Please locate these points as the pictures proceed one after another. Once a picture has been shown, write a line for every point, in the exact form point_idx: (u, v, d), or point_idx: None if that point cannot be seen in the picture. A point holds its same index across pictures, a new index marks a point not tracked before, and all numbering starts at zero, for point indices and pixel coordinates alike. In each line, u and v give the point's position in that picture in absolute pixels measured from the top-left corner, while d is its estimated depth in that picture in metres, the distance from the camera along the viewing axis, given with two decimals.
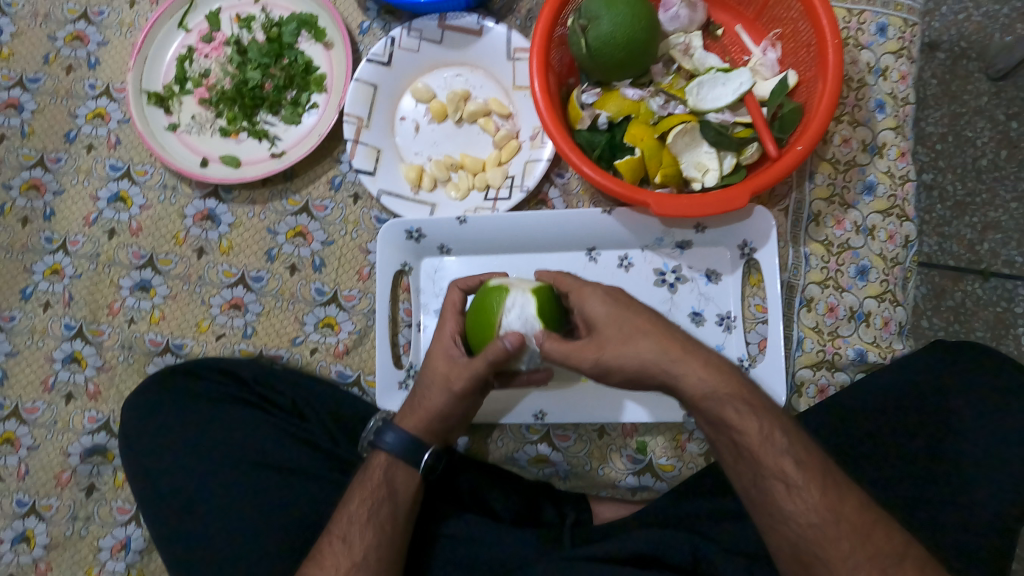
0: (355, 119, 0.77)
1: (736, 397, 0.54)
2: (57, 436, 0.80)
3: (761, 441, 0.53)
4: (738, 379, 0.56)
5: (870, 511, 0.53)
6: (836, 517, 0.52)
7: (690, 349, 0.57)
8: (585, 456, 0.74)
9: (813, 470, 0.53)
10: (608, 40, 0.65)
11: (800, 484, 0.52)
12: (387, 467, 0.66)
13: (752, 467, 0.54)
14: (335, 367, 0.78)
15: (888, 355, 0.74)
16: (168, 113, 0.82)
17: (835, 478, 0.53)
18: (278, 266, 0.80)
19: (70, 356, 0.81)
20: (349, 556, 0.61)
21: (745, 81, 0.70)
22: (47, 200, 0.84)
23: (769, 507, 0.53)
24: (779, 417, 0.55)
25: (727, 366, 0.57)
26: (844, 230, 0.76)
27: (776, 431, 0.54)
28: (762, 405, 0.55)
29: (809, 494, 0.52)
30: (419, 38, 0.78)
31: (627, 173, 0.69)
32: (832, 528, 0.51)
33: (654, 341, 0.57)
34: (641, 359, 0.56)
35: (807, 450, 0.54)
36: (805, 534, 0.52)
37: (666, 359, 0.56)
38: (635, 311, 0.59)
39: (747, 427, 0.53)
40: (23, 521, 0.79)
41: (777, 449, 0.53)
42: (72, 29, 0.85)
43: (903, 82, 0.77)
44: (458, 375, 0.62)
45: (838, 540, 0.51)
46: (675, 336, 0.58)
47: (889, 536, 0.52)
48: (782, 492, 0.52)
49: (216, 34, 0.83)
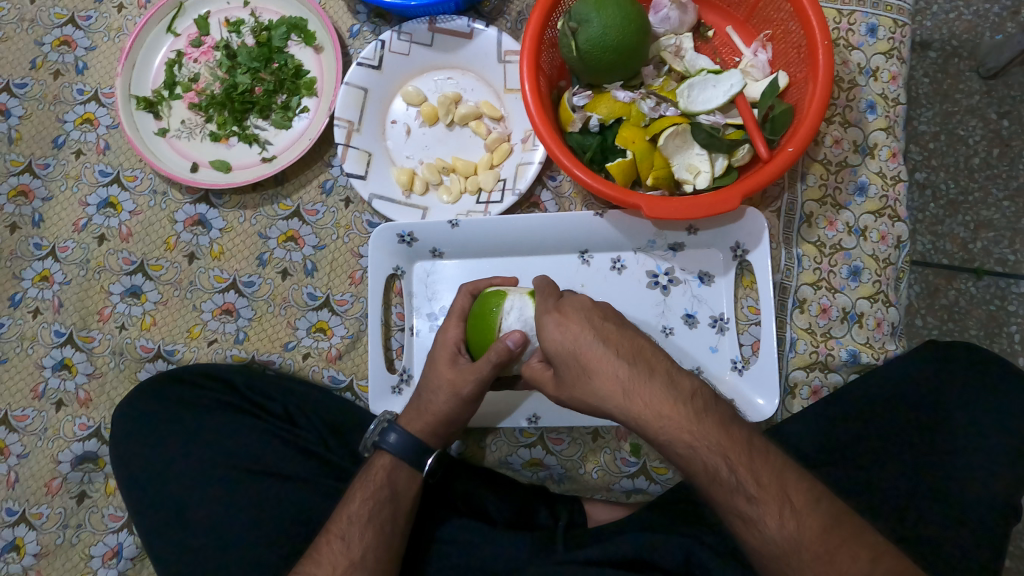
0: (345, 123, 0.76)
1: (673, 436, 0.50)
2: (47, 444, 0.79)
3: (710, 479, 0.51)
4: (684, 414, 0.50)
5: (835, 533, 0.49)
6: (797, 548, 0.49)
7: (632, 385, 0.51)
8: (579, 459, 0.73)
9: (768, 500, 0.50)
10: (599, 43, 0.65)
11: (755, 516, 0.50)
12: (390, 469, 0.65)
13: (712, 499, 0.52)
14: (327, 371, 0.77)
15: (882, 356, 0.74)
16: (158, 118, 0.82)
17: (796, 504, 0.50)
18: (270, 270, 0.79)
19: (60, 363, 0.80)
20: (347, 555, 0.60)
21: (735, 84, 0.70)
22: (36, 207, 0.83)
23: (738, 536, 0.52)
24: (730, 449, 0.50)
25: (671, 391, 0.51)
26: (836, 231, 0.76)
27: (724, 468, 0.50)
28: (709, 439, 0.50)
29: (766, 526, 0.50)
30: (409, 41, 0.78)
31: (618, 175, 0.69)
32: (793, 560, 0.49)
33: (595, 378, 0.52)
34: (594, 399, 0.52)
35: (762, 479, 0.50)
36: (767, 564, 0.50)
37: (609, 401, 0.52)
38: (583, 340, 0.53)
39: (692, 465, 0.51)
40: (13, 530, 0.78)
41: (726, 487, 0.50)
42: (59, 34, 0.85)
43: (893, 82, 0.77)
44: (465, 381, 0.62)
45: (801, 571, 0.49)
46: (617, 370, 0.52)
47: (855, 557, 0.49)
48: (739, 525, 0.51)
49: (205, 39, 0.83)
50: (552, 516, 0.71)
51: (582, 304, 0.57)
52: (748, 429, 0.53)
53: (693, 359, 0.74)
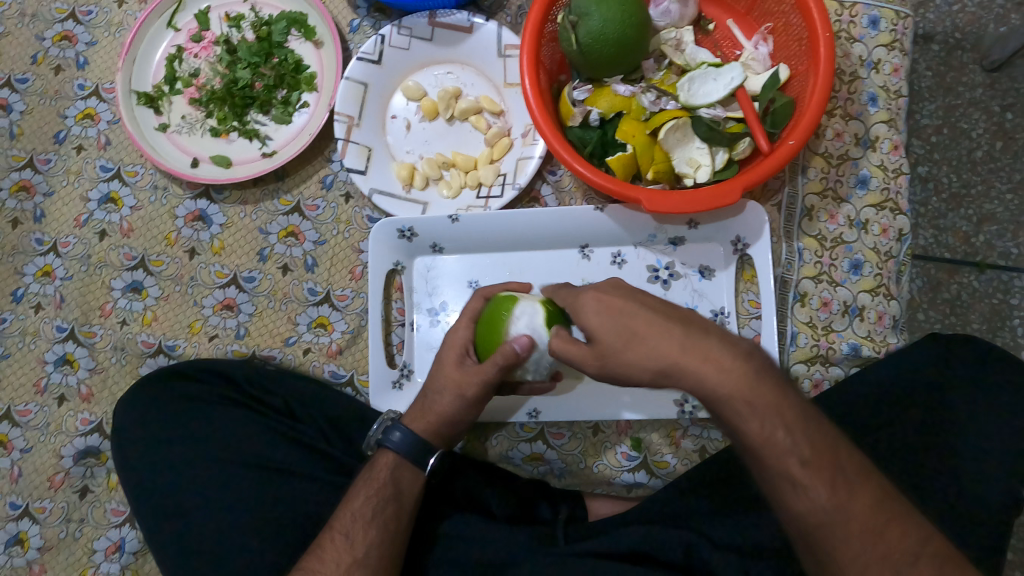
0: (346, 118, 0.76)
1: (735, 398, 0.49)
2: (50, 438, 0.80)
3: (764, 442, 0.49)
4: (744, 371, 0.49)
5: (886, 506, 0.49)
6: (845, 516, 0.48)
7: (689, 344, 0.51)
8: (580, 453, 0.74)
9: (821, 467, 0.49)
10: (599, 37, 0.65)
11: (806, 483, 0.49)
12: (393, 467, 0.65)
13: (758, 465, 0.51)
14: (328, 366, 0.78)
15: (882, 350, 0.74)
16: (158, 113, 0.82)
17: (848, 472, 0.49)
18: (271, 265, 0.79)
19: (62, 358, 0.80)
20: (350, 552, 0.60)
21: (736, 77, 0.69)
22: (37, 202, 0.83)
23: (779, 504, 0.51)
24: (786, 410, 0.49)
25: (736, 355, 0.50)
26: (837, 224, 0.76)
27: (780, 430, 0.49)
28: (768, 398, 0.49)
29: (817, 493, 0.49)
30: (409, 35, 0.78)
31: (619, 169, 0.69)
32: (841, 527, 0.48)
33: (652, 343, 0.52)
34: (647, 363, 0.52)
35: (816, 441, 0.50)
36: (814, 534, 0.49)
37: (666, 362, 0.51)
38: (628, 311, 0.54)
39: (747, 428, 0.49)
40: (16, 524, 0.79)
41: (780, 450, 0.49)
42: (60, 29, 0.85)
43: (895, 74, 0.77)
44: (470, 384, 0.62)
45: (848, 539, 0.48)
46: (670, 333, 0.52)
47: (903, 534, 0.49)
48: (791, 491, 0.49)
49: (206, 34, 0.83)
50: (552, 510, 0.71)
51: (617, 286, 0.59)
52: (800, 396, 0.52)
53: None
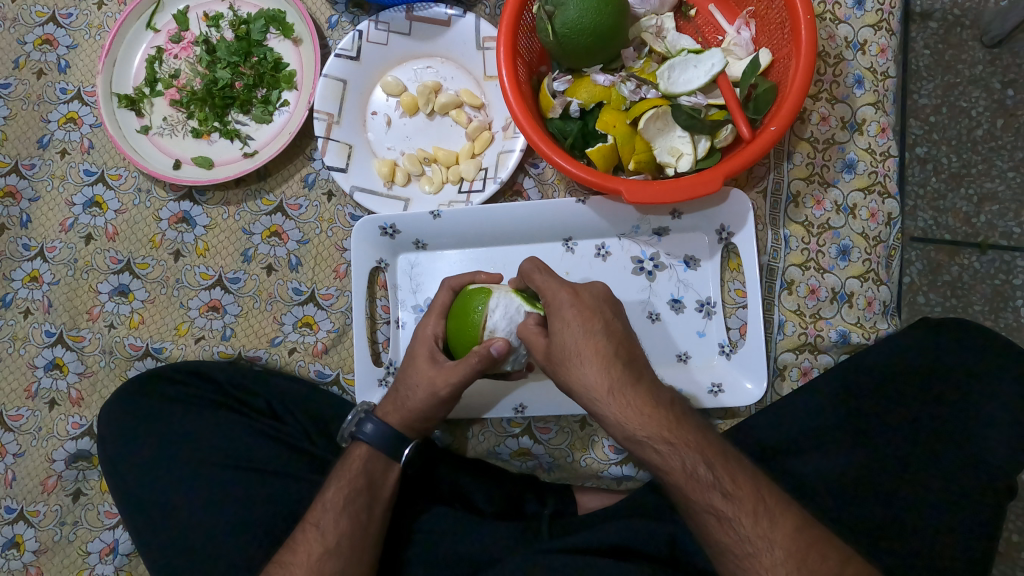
0: (325, 116, 0.76)
1: (657, 438, 0.52)
2: (42, 442, 0.80)
3: (687, 478, 0.52)
4: (664, 415, 0.53)
5: (806, 532, 0.51)
6: (769, 544, 0.50)
7: (619, 385, 0.53)
8: (567, 447, 0.73)
9: (744, 500, 0.51)
10: (575, 27, 0.64)
11: (731, 515, 0.51)
12: (366, 459, 0.65)
13: (682, 501, 0.53)
14: (313, 366, 0.78)
15: (872, 336, 0.73)
16: (140, 115, 0.81)
17: (769, 503, 0.52)
18: (254, 266, 0.79)
19: (51, 362, 0.81)
20: (321, 542, 0.60)
21: (717, 63, 0.68)
22: (23, 207, 0.83)
23: (706, 538, 0.53)
24: (708, 449, 0.53)
25: (659, 399, 0.53)
26: (824, 210, 0.75)
27: (702, 466, 0.52)
28: (687, 439, 0.52)
29: (741, 524, 0.51)
30: (387, 30, 0.77)
31: (599, 161, 0.68)
32: (766, 557, 0.50)
33: (592, 371, 0.53)
34: (580, 390, 0.54)
35: (736, 477, 0.52)
36: (742, 564, 0.51)
37: (593, 395, 0.53)
38: (587, 330, 0.54)
39: (669, 466, 0.52)
40: (12, 527, 0.79)
41: (703, 485, 0.52)
42: (40, 32, 0.85)
43: (882, 55, 0.76)
44: (445, 383, 0.62)
45: (775, 567, 0.50)
46: (610, 366, 0.53)
47: (825, 558, 0.50)
48: (716, 526, 0.52)
49: (185, 34, 0.82)
50: (540, 504, 0.71)
51: (600, 295, 0.58)
52: (720, 439, 0.55)
53: (682, 343, 0.74)
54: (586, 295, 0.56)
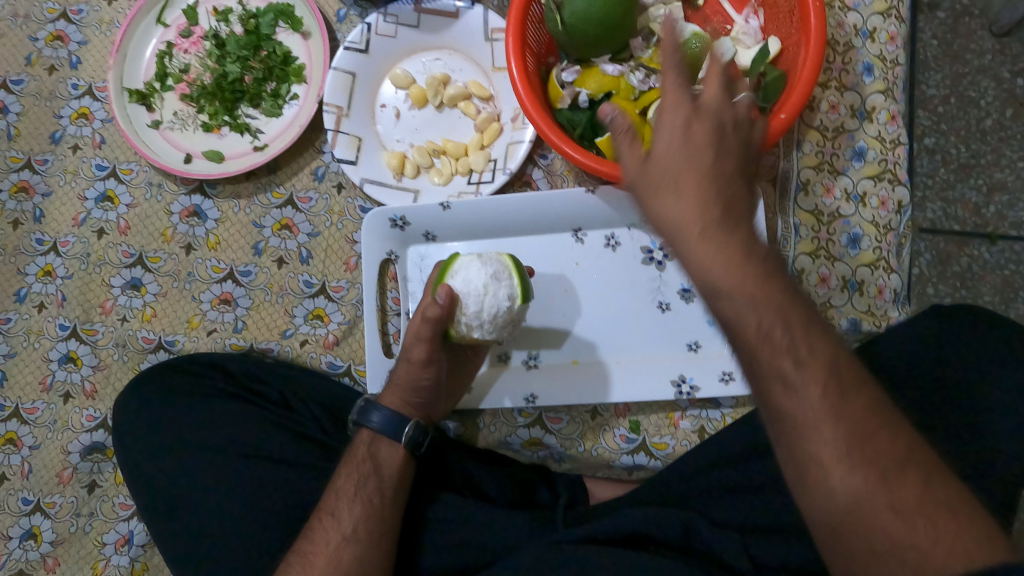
0: (334, 109, 0.76)
1: (742, 282, 0.44)
2: (57, 435, 0.81)
3: (760, 339, 0.44)
4: (755, 259, 0.45)
5: (879, 416, 0.42)
6: (835, 419, 0.42)
7: (709, 224, 0.46)
8: (579, 438, 0.74)
9: (817, 369, 0.42)
10: (584, 17, 0.64)
11: (799, 382, 0.42)
12: (370, 443, 0.66)
13: (748, 359, 0.45)
14: (325, 357, 0.78)
15: (883, 324, 0.73)
16: (151, 110, 0.82)
17: (846, 378, 0.43)
18: (266, 259, 0.80)
19: (66, 356, 0.81)
20: (339, 530, 0.61)
21: (726, 53, 0.68)
22: (36, 202, 0.84)
23: (768, 403, 0.44)
24: (791, 310, 0.44)
25: (750, 238, 0.46)
26: (834, 198, 0.75)
27: (779, 327, 0.43)
28: (775, 291, 0.44)
29: (808, 393, 0.42)
30: (395, 23, 0.77)
31: (609, 151, 0.68)
32: (827, 430, 0.42)
33: (679, 197, 0.47)
34: (665, 221, 0.48)
35: (817, 344, 0.43)
36: (796, 433, 0.43)
37: (675, 227, 0.47)
38: (689, 152, 0.48)
39: (745, 320, 0.44)
40: (29, 519, 0.80)
41: (776, 348, 0.43)
42: (52, 29, 0.85)
43: (892, 43, 0.75)
44: (412, 343, 0.65)
45: (834, 441, 0.41)
46: (702, 197, 0.47)
47: (893, 442, 0.42)
48: (781, 395, 0.43)
49: (195, 29, 0.83)
50: (553, 495, 0.71)
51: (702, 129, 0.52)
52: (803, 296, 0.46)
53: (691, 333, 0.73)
54: (703, 119, 0.49)
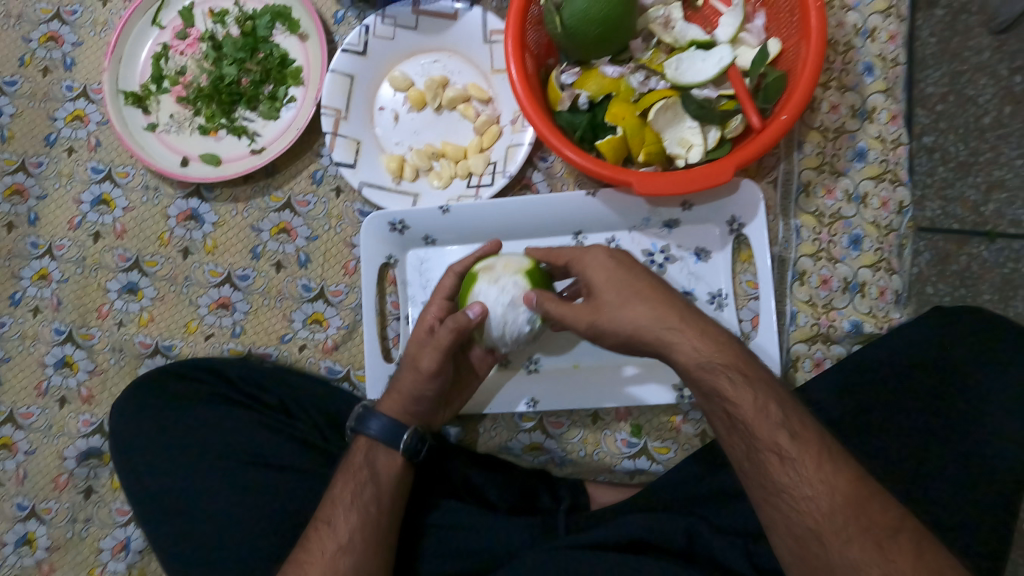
0: (333, 111, 0.76)
1: (731, 368, 0.54)
2: (52, 440, 0.80)
3: (758, 413, 0.52)
4: (733, 351, 0.55)
5: (866, 483, 0.51)
6: (830, 489, 0.50)
7: (688, 317, 0.56)
8: (579, 442, 0.74)
9: (809, 441, 0.52)
10: (584, 18, 0.63)
11: (795, 455, 0.51)
12: (368, 450, 0.65)
13: (746, 440, 0.53)
14: (324, 362, 0.78)
15: (885, 325, 0.73)
16: (147, 113, 0.81)
17: (833, 451, 0.52)
18: (263, 263, 0.79)
19: (62, 360, 0.81)
20: (334, 539, 0.60)
21: (726, 56, 0.68)
22: (31, 205, 0.83)
23: (763, 480, 0.52)
24: (776, 389, 0.54)
25: (725, 339, 0.56)
26: (835, 199, 0.74)
27: (773, 403, 0.52)
28: (759, 379, 0.54)
29: (804, 465, 0.51)
30: (393, 24, 0.77)
31: (609, 153, 0.68)
32: (825, 500, 0.50)
33: (650, 306, 0.57)
34: (636, 329, 0.57)
35: (803, 423, 0.53)
36: (798, 505, 0.51)
37: (661, 325, 0.56)
38: (638, 274, 0.59)
39: (740, 399, 0.53)
40: (24, 525, 0.80)
41: (772, 422, 0.52)
42: (46, 30, 0.84)
43: (892, 42, 0.75)
44: (423, 354, 0.65)
45: (832, 513, 0.50)
46: (674, 305, 0.57)
47: (885, 509, 0.50)
48: (778, 467, 0.51)
49: (191, 30, 0.82)
50: (553, 500, 0.71)
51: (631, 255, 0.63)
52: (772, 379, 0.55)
53: None
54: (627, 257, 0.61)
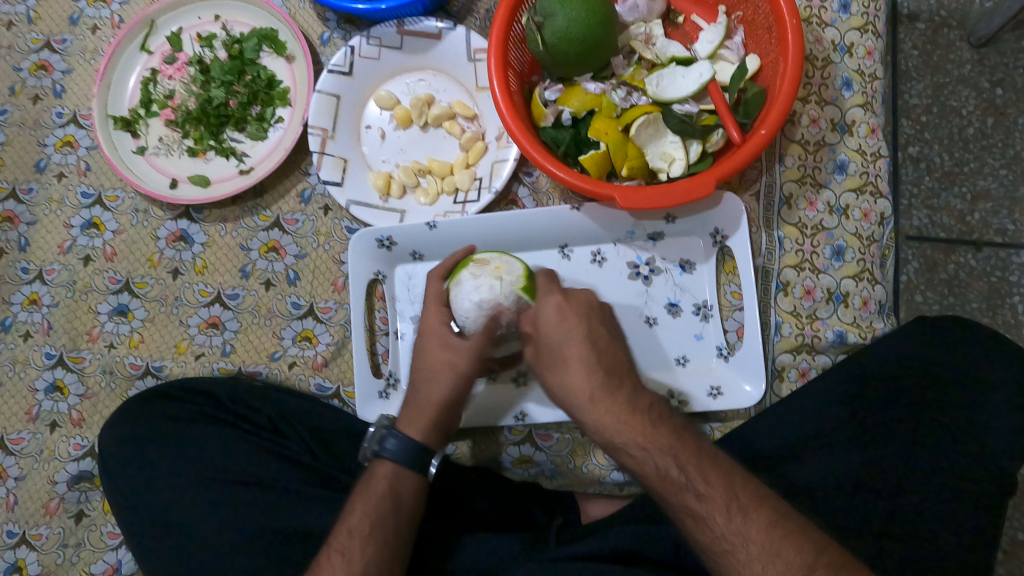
0: (320, 131, 0.77)
1: (633, 440, 0.55)
2: (43, 465, 0.80)
3: (661, 481, 0.54)
4: (640, 418, 0.56)
5: (781, 525, 0.50)
6: (744, 540, 0.50)
7: (598, 390, 0.57)
8: (569, 454, 0.74)
9: (716, 498, 0.51)
10: (565, 37, 0.64)
11: (703, 514, 0.51)
12: (391, 477, 0.64)
13: (661, 502, 0.54)
14: (314, 379, 0.78)
15: (869, 335, 0.73)
16: (135, 137, 0.82)
17: (744, 500, 0.51)
18: (253, 282, 0.80)
19: (52, 385, 0.81)
20: (349, 570, 0.59)
21: (705, 72, 0.68)
22: (21, 231, 0.83)
23: (688, 536, 0.53)
24: (679, 451, 0.54)
25: (637, 400, 0.57)
26: (817, 211, 0.75)
27: (673, 467, 0.53)
28: (661, 443, 0.54)
29: (713, 522, 0.51)
30: (379, 45, 0.78)
31: (592, 168, 0.68)
32: (741, 552, 0.50)
33: (566, 373, 0.59)
34: (562, 393, 0.59)
35: (712, 477, 0.52)
36: (720, 561, 0.50)
37: (573, 397, 0.58)
38: (568, 334, 0.60)
39: (643, 466, 0.54)
40: (14, 552, 0.79)
41: (674, 486, 0.53)
42: (36, 58, 0.85)
43: (869, 57, 0.76)
44: (462, 358, 0.66)
45: (749, 562, 0.49)
46: (587, 374, 0.58)
47: (800, 549, 0.49)
48: (692, 525, 0.52)
49: (179, 55, 0.83)
50: (547, 516, 0.71)
51: (587, 304, 0.63)
52: (701, 439, 0.56)
53: (679, 347, 0.74)
54: (569, 313, 0.61)
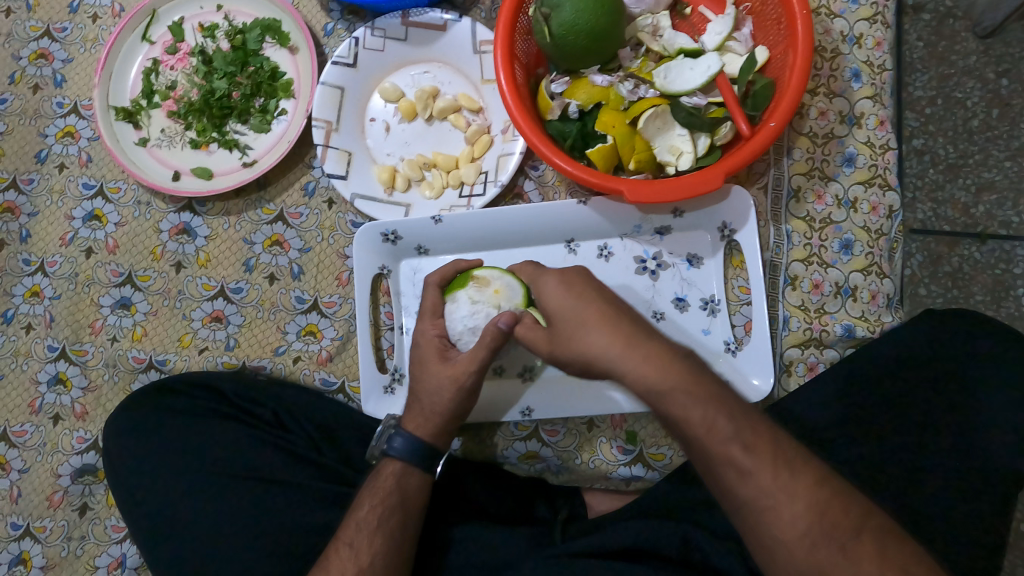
0: (324, 123, 0.76)
1: (678, 389, 0.54)
2: (47, 458, 0.80)
3: (707, 430, 0.52)
4: (681, 370, 0.55)
5: (827, 486, 0.51)
6: (790, 497, 0.50)
7: (633, 342, 0.57)
8: (575, 450, 0.73)
9: (764, 452, 0.51)
10: (571, 28, 0.64)
11: (750, 468, 0.51)
12: (399, 475, 0.65)
13: (703, 456, 0.53)
14: (319, 373, 0.77)
15: (877, 329, 0.73)
16: (138, 128, 0.81)
17: (791, 458, 0.52)
18: (257, 275, 0.79)
19: (55, 378, 0.80)
20: (355, 562, 0.60)
21: (714, 64, 0.68)
22: (22, 222, 0.83)
23: (726, 493, 0.52)
24: (726, 404, 0.53)
25: (672, 357, 0.56)
26: (825, 205, 0.75)
27: (721, 418, 0.52)
28: (706, 394, 0.54)
29: (761, 477, 0.51)
30: (383, 36, 0.77)
31: (600, 161, 0.67)
32: (785, 509, 0.50)
33: (596, 334, 0.57)
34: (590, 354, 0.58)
35: (757, 433, 0.53)
36: (762, 517, 0.50)
37: (606, 353, 0.57)
38: (587, 301, 0.60)
39: (689, 417, 0.53)
40: (18, 544, 0.79)
41: (723, 437, 0.52)
42: (36, 47, 0.84)
43: (878, 49, 0.76)
44: (468, 373, 0.62)
45: (794, 521, 0.50)
46: (620, 330, 0.57)
47: (846, 510, 0.50)
48: (734, 479, 0.51)
49: (180, 45, 0.82)
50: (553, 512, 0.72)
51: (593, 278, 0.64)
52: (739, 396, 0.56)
53: (686, 343, 0.73)
54: (583, 282, 0.62)
